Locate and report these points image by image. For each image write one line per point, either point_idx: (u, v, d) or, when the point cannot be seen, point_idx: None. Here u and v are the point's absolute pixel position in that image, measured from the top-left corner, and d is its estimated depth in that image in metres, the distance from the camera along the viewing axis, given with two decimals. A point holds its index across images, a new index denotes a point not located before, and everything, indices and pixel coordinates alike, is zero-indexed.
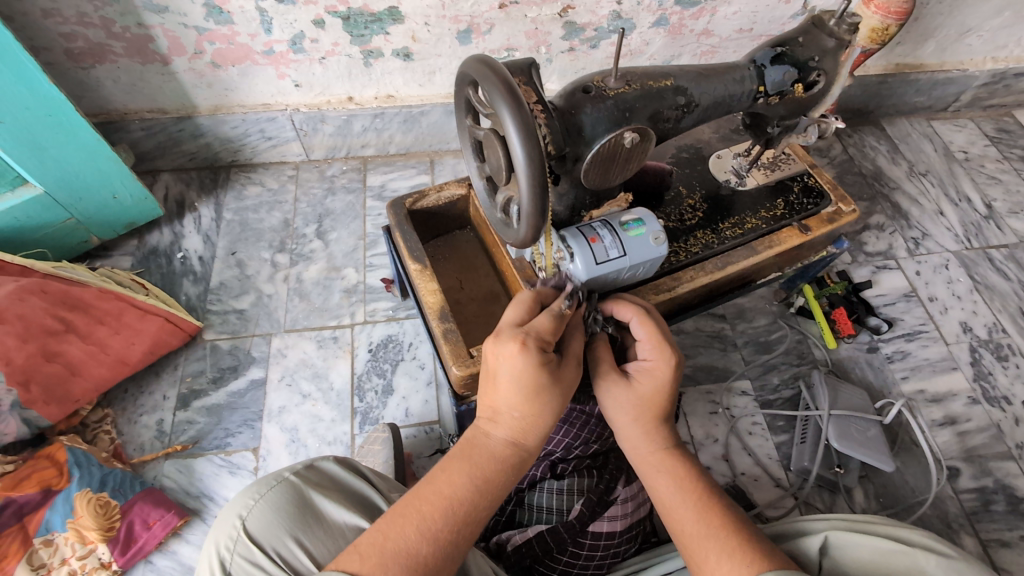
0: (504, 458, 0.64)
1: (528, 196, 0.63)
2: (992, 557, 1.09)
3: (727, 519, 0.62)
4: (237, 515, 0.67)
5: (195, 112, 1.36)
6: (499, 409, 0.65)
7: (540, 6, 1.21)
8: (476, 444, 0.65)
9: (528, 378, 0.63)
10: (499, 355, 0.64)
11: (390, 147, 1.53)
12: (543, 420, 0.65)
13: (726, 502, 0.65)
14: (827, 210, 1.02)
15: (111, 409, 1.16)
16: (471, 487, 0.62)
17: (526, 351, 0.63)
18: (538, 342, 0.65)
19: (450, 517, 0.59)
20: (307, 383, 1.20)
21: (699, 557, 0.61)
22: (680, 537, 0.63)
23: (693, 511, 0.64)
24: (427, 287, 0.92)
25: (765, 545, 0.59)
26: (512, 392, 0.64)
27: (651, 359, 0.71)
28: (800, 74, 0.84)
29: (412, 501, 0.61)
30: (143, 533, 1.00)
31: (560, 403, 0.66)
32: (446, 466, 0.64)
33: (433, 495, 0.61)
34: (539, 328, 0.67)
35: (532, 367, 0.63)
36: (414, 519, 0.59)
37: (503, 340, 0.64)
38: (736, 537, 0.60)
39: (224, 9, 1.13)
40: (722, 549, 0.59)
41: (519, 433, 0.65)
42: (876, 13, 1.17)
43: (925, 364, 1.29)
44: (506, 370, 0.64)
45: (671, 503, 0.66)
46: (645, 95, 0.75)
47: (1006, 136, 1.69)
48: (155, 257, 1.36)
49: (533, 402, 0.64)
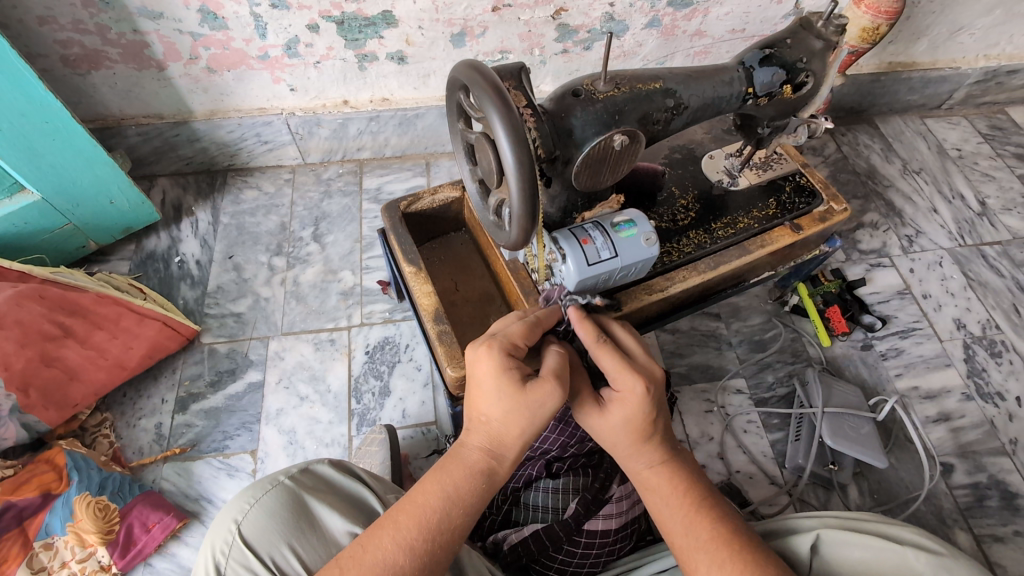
0: (478, 467, 0.65)
1: (518, 199, 0.64)
2: (985, 552, 1.09)
3: (717, 530, 0.63)
4: (233, 519, 0.68)
5: (191, 117, 1.37)
6: (472, 416, 0.67)
7: (533, 8, 1.21)
8: (452, 455, 0.66)
9: (495, 381, 0.64)
10: (472, 361, 0.67)
11: (386, 150, 1.54)
12: (513, 427, 0.64)
13: (717, 513, 0.65)
14: (818, 209, 1.03)
15: (110, 413, 1.16)
16: (443, 496, 0.63)
17: (491, 352, 0.66)
18: (504, 346, 0.68)
19: (423, 528, 0.61)
20: (304, 385, 1.21)
21: (691, 566, 0.63)
22: (674, 546, 0.65)
23: (684, 521, 0.65)
24: (421, 289, 0.92)
25: (758, 554, 0.61)
26: (483, 395, 0.65)
27: (620, 387, 0.68)
28: (789, 75, 0.84)
29: (391, 513, 0.62)
30: (143, 536, 1.01)
31: (536, 417, 0.65)
32: (424, 478, 0.66)
33: (409, 506, 0.62)
34: (510, 335, 0.70)
35: (497, 366, 0.65)
36: (389, 530, 0.60)
37: (474, 347, 0.68)
38: (725, 547, 0.61)
39: (218, 14, 1.13)
40: (712, 561, 0.61)
41: (491, 440, 0.66)
42: (867, 13, 1.18)
43: (919, 361, 1.30)
44: (478, 371, 0.66)
45: (663, 515, 0.67)
46: (635, 98, 0.76)
47: (999, 134, 1.70)
48: (152, 261, 1.36)
49: (503, 406, 0.64)
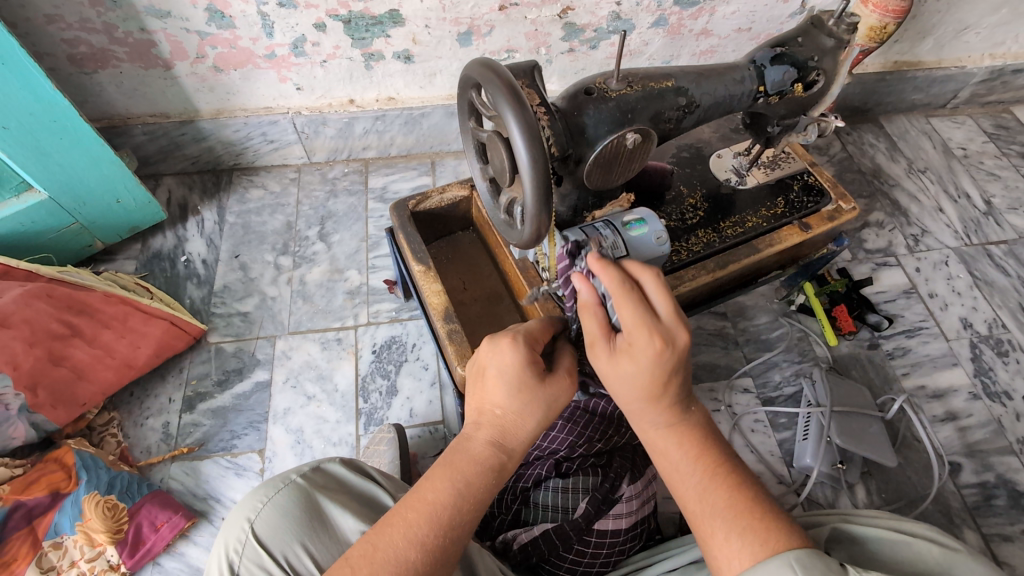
0: (487, 462, 0.65)
1: (532, 197, 0.64)
2: (994, 551, 1.09)
3: (735, 495, 0.61)
4: (245, 518, 0.68)
5: (197, 116, 1.37)
6: (484, 407, 0.68)
7: (540, 7, 1.21)
8: (459, 450, 0.67)
9: (515, 371, 0.67)
10: (489, 353, 0.69)
11: (391, 149, 1.54)
12: (525, 422, 0.67)
13: (741, 481, 0.63)
14: (827, 208, 1.03)
15: (117, 412, 1.16)
16: (453, 491, 0.63)
17: (514, 345, 0.68)
18: (526, 339, 0.71)
19: (434, 524, 0.61)
20: (312, 384, 1.21)
21: (704, 533, 0.60)
22: (687, 511, 0.63)
23: (699, 489, 0.62)
24: (431, 288, 0.92)
25: (780, 520, 0.58)
26: (499, 389, 0.67)
27: (633, 342, 0.64)
28: (800, 74, 0.84)
29: (399, 510, 0.62)
30: (151, 535, 1.01)
31: (547, 412, 0.68)
32: (430, 473, 0.65)
33: (418, 502, 0.62)
34: (530, 330, 0.73)
35: (517, 360, 0.68)
36: (399, 527, 0.60)
37: (495, 339, 0.70)
38: (744, 515, 0.59)
39: (226, 13, 1.13)
40: (731, 528, 0.58)
41: (500, 434, 0.67)
42: (874, 12, 1.17)
43: (926, 360, 1.30)
44: (495, 364, 0.68)
45: (676, 480, 0.65)
46: (647, 96, 0.76)
47: (1004, 133, 1.69)
48: (159, 260, 1.36)
49: (517, 399, 0.67)
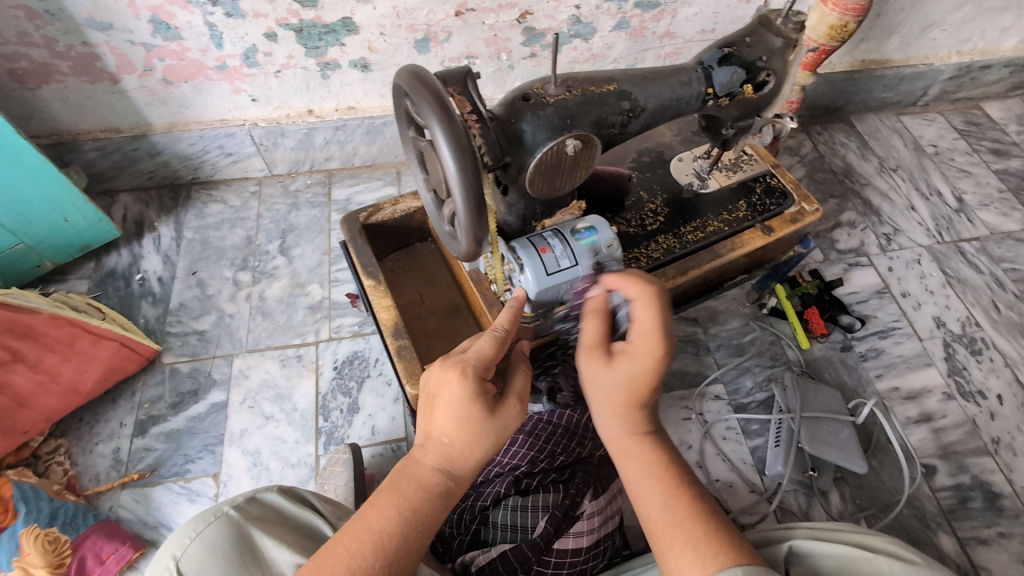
0: (436, 488, 0.63)
1: (464, 210, 0.62)
2: (970, 556, 1.07)
3: (695, 506, 0.61)
4: (171, 556, 0.64)
5: (150, 130, 1.33)
6: (433, 435, 0.65)
7: (497, 12, 1.19)
8: (406, 474, 0.64)
9: (462, 408, 0.63)
10: (438, 382, 0.66)
11: (355, 159, 1.51)
12: (475, 453, 0.65)
13: (701, 495, 0.63)
14: (789, 210, 1.02)
15: (65, 439, 1.12)
16: (400, 519, 0.60)
17: (461, 379, 0.64)
18: (475, 371, 0.66)
19: (381, 553, 0.58)
20: (270, 404, 1.17)
21: (663, 545, 0.60)
22: (648, 522, 0.62)
23: (662, 498, 0.62)
24: (380, 303, 0.90)
25: (734, 538, 0.58)
26: (447, 420, 0.64)
27: (636, 345, 0.68)
28: (748, 74, 0.82)
29: (342, 539, 0.59)
30: (96, 568, 0.97)
31: (499, 440, 0.66)
32: (376, 499, 0.63)
33: (362, 531, 0.59)
34: (481, 353, 0.68)
35: (465, 395, 0.64)
36: (342, 558, 0.57)
37: (443, 368, 0.66)
38: (703, 527, 0.58)
39: (171, 24, 1.10)
40: (688, 539, 0.58)
41: (450, 461, 0.64)
42: (834, 10, 1.16)
43: (899, 361, 1.28)
44: (443, 396, 0.65)
45: (638, 490, 0.64)
46: (587, 102, 0.73)
47: (975, 129, 1.69)
48: (112, 280, 1.32)
49: (464, 433, 0.64)
